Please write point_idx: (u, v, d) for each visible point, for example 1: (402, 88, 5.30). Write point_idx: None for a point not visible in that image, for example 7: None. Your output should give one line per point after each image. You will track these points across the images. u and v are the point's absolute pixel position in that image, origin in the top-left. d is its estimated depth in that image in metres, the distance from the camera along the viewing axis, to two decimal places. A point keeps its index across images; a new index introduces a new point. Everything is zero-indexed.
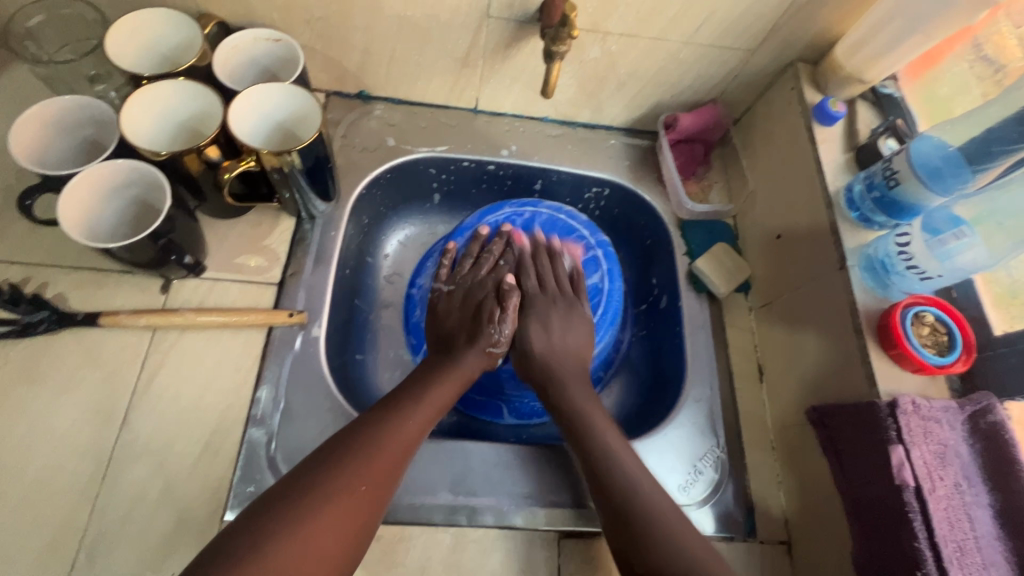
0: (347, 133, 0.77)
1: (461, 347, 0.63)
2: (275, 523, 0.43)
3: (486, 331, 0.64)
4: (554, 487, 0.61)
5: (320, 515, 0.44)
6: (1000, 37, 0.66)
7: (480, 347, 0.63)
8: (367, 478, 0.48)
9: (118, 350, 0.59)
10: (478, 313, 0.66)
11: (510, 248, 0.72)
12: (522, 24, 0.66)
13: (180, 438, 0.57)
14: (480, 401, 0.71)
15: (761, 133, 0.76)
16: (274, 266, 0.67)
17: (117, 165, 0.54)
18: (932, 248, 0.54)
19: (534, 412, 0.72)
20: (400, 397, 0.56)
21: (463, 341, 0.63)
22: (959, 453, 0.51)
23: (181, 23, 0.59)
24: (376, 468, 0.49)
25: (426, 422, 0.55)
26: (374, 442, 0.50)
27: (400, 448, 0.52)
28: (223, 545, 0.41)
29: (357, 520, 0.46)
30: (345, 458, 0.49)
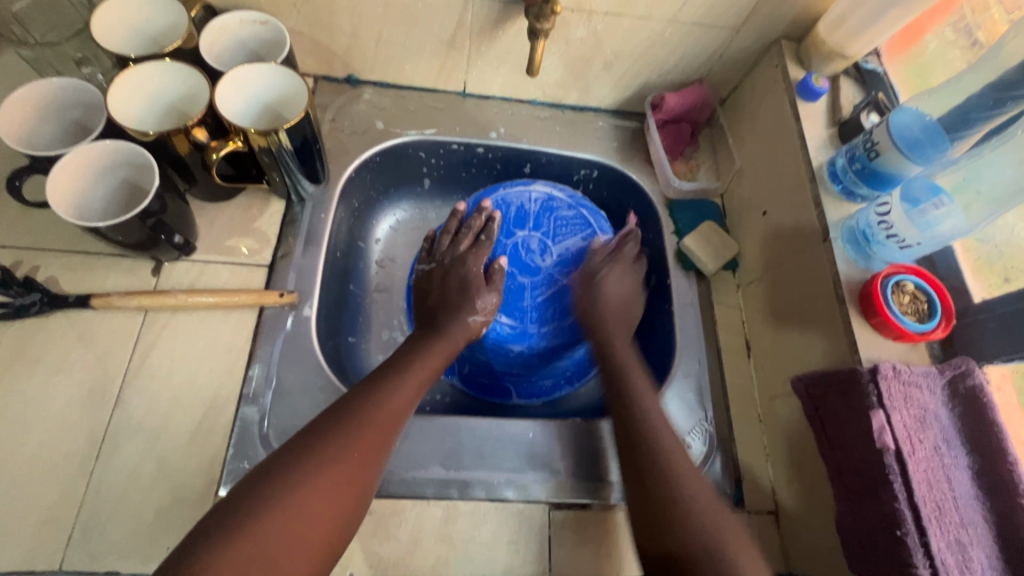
0: (336, 117, 0.77)
1: (444, 322, 0.63)
2: (276, 485, 0.44)
3: (469, 300, 0.65)
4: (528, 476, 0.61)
5: (319, 478, 0.46)
6: (991, 22, 0.67)
7: (463, 318, 0.64)
8: (362, 444, 0.49)
9: (111, 331, 0.60)
10: (461, 285, 0.66)
11: (490, 222, 0.71)
12: (506, 4, 0.66)
13: (173, 418, 0.57)
14: (487, 383, 0.72)
15: (747, 111, 0.77)
16: (264, 248, 0.67)
17: (104, 146, 0.55)
18: (913, 218, 0.55)
19: (542, 392, 0.73)
20: (389, 368, 0.57)
21: (447, 313, 0.64)
22: (938, 417, 0.52)
23: (166, 6, 0.60)
24: (372, 433, 0.50)
25: (415, 391, 0.56)
26: (366, 409, 0.52)
27: (394, 418, 0.53)
28: (223, 514, 0.42)
29: (358, 481, 0.48)
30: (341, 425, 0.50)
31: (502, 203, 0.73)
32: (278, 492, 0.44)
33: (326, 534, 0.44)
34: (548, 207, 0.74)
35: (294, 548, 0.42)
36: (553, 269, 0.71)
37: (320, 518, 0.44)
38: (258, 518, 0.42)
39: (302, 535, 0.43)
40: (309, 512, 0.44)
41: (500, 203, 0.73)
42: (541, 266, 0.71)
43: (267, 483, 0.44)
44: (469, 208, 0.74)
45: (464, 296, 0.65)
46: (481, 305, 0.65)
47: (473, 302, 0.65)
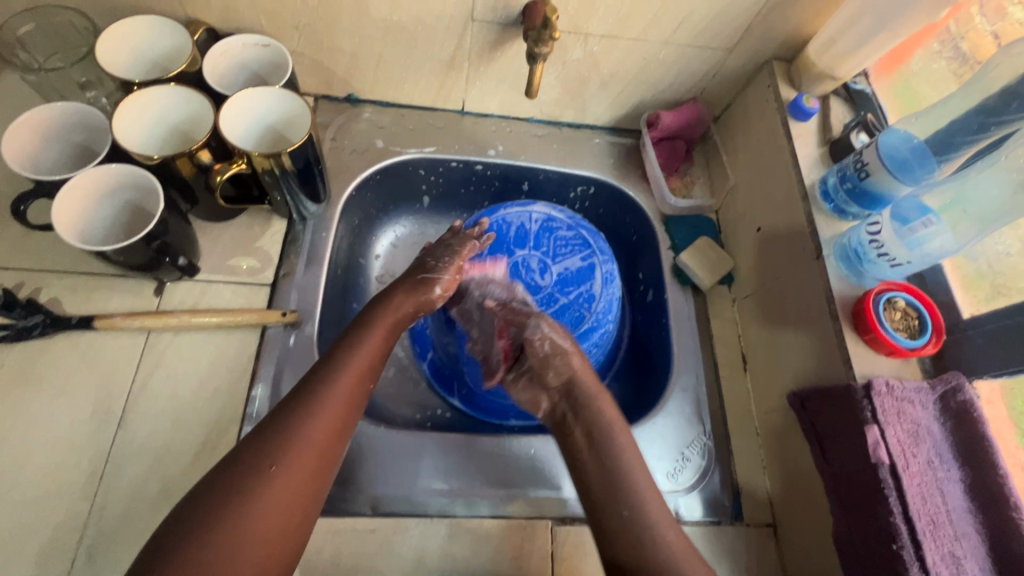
0: (336, 136, 0.78)
1: (396, 291, 0.63)
2: (220, 498, 0.44)
3: (422, 263, 0.66)
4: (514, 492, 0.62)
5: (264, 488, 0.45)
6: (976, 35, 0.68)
7: (414, 279, 0.64)
8: (309, 443, 0.49)
9: (114, 352, 0.60)
10: (421, 258, 0.67)
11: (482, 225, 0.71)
12: (505, 26, 0.67)
13: (176, 439, 0.57)
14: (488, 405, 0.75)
15: (741, 128, 0.79)
16: (266, 267, 0.68)
17: (109, 169, 0.55)
18: (902, 236, 0.56)
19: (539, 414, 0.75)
20: (340, 344, 0.57)
21: (404, 282, 0.65)
22: (931, 432, 0.53)
23: (172, 31, 0.62)
24: (325, 415, 0.51)
25: (359, 377, 0.54)
26: (320, 391, 0.52)
27: (340, 409, 0.52)
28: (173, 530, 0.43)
29: (306, 479, 0.48)
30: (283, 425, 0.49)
31: (502, 223, 0.74)
32: (238, 488, 0.45)
33: (276, 537, 0.45)
34: (548, 227, 0.75)
35: (246, 552, 0.43)
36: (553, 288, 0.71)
37: (267, 519, 0.45)
38: (216, 524, 0.43)
39: (246, 547, 0.43)
40: (264, 510, 0.45)
41: (500, 223, 0.74)
42: (541, 285, 0.71)
43: (228, 476, 0.46)
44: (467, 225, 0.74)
45: (421, 261, 0.66)
46: (445, 268, 0.65)
47: (431, 268, 0.65)
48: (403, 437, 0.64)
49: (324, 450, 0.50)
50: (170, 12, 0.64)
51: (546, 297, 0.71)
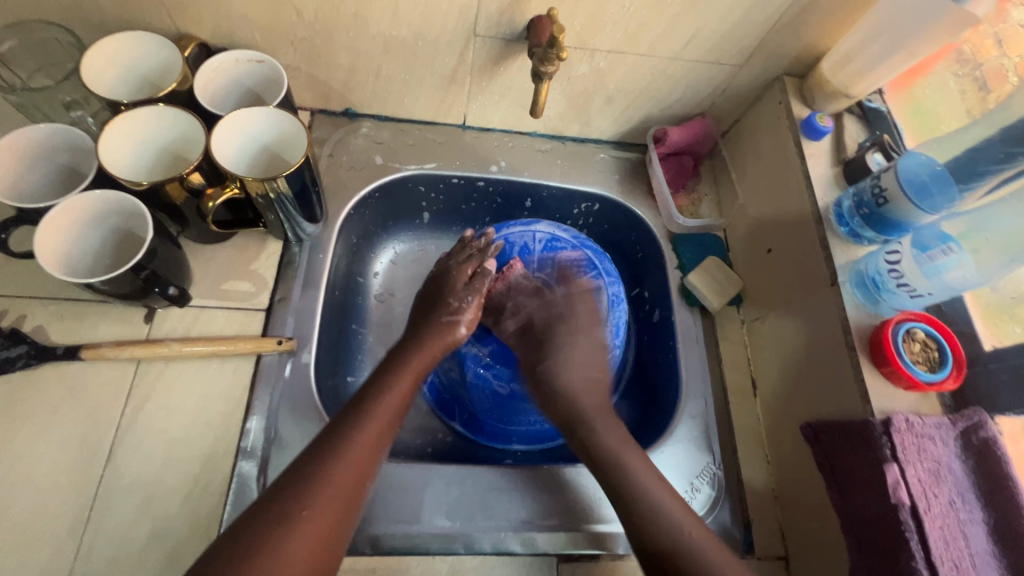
0: (333, 152, 0.76)
1: (424, 334, 0.63)
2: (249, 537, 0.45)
3: (445, 301, 0.66)
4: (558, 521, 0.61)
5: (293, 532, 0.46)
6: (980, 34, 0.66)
7: (439, 321, 0.64)
8: (338, 489, 0.50)
9: (102, 384, 0.57)
10: (441, 290, 0.67)
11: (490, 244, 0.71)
12: (508, 41, 0.65)
13: (167, 476, 0.55)
14: (492, 429, 0.72)
15: (751, 144, 0.76)
16: (261, 292, 0.65)
17: (94, 196, 0.53)
18: (921, 265, 0.54)
19: (542, 437, 0.73)
20: (366, 391, 0.57)
21: (426, 323, 0.65)
22: (952, 470, 0.51)
23: (160, 47, 0.59)
24: (353, 461, 0.51)
25: (388, 421, 0.56)
26: (344, 439, 0.52)
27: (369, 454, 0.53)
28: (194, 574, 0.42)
29: (329, 525, 0.48)
30: (311, 472, 0.49)
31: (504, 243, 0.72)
32: (267, 531, 0.45)
33: None
34: (552, 248, 0.72)
35: None
36: None
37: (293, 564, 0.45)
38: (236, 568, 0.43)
39: None
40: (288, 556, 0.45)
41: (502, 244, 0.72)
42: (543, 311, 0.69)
43: (255, 526, 0.46)
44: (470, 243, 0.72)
45: (444, 296, 0.66)
46: (467, 306, 0.65)
47: (455, 310, 0.65)
48: (403, 470, 0.61)
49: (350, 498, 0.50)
50: (159, 26, 0.61)
51: None
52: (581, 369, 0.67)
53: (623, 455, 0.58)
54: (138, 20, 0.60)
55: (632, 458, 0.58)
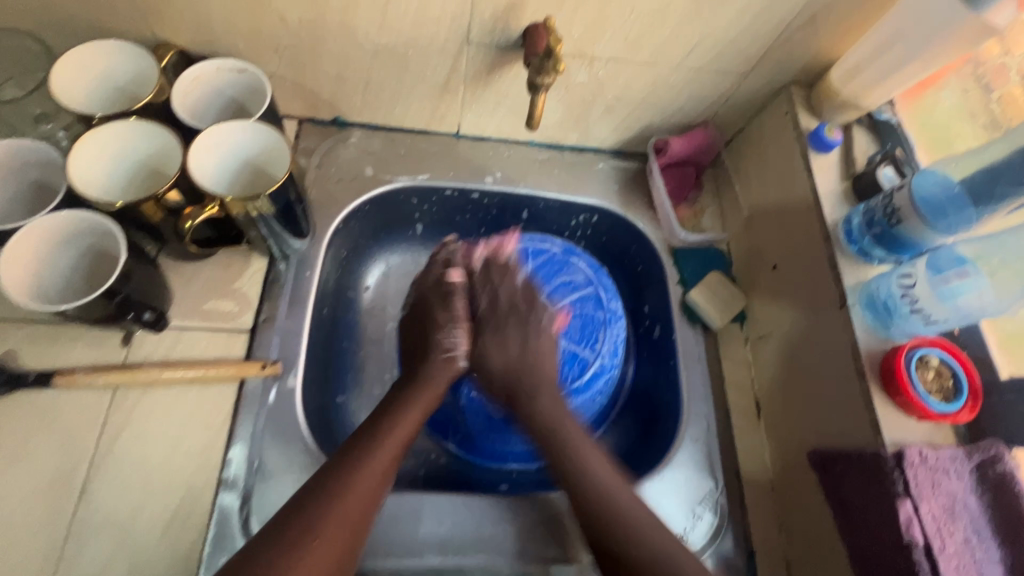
0: (322, 163, 0.73)
1: (423, 373, 0.61)
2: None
3: (435, 340, 0.63)
4: (553, 547, 0.59)
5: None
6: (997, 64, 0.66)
7: (437, 359, 0.62)
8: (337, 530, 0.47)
9: (76, 412, 0.55)
10: (429, 324, 0.64)
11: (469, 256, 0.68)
12: (503, 49, 0.62)
13: (145, 509, 0.52)
14: (486, 448, 0.68)
15: (755, 156, 0.74)
16: (245, 311, 0.62)
17: (61, 217, 0.50)
18: (937, 290, 0.52)
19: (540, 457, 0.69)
20: (372, 423, 0.56)
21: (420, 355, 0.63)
22: (968, 506, 0.49)
23: (135, 56, 0.56)
24: (358, 498, 0.49)
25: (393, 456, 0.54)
26: (358, 461, 0.51)
27: (372, 493, 0.51)
28: None
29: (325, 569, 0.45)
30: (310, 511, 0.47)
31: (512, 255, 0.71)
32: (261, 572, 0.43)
33: None
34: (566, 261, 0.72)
35: None
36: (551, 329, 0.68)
37: None
38: None
39: None
40: None
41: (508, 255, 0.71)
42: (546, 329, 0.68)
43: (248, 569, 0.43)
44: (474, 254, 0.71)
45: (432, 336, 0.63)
46: (456, 339, 0.63)
47: (446, 340, 0.63)
48: (394, 499, 0.59)
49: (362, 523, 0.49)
50: (135, 35, 0.58)
51: None
52: (539, 362, 0.63)
53: (591, 470, 0.56)
54: (113, 28, 0.57)
55: (603, 473, 0.56)
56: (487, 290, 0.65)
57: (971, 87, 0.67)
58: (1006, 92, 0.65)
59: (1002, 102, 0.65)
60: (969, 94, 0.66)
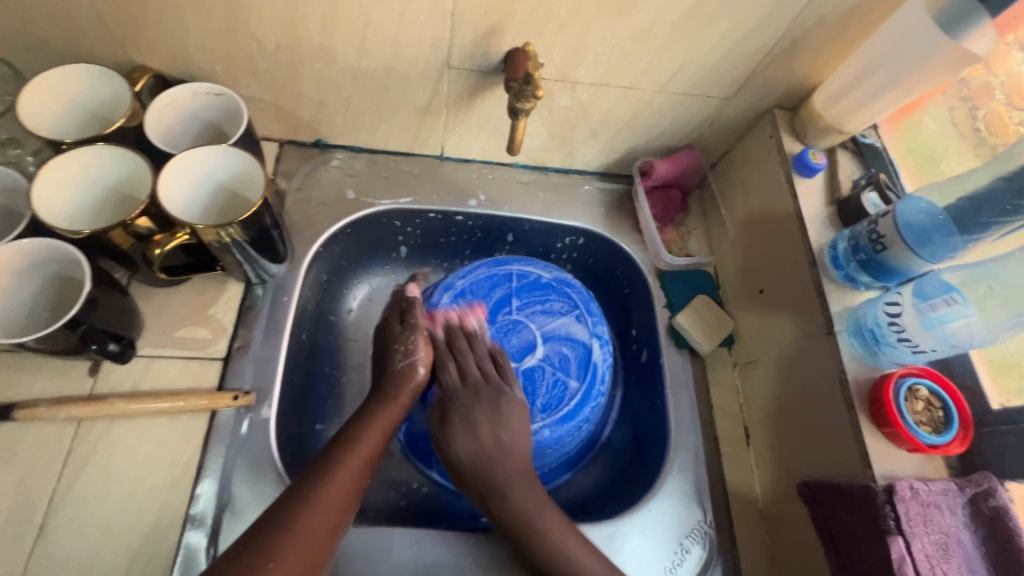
0: (302, 186, 0.72)
1: (388, 386, 0.59)
2: None
3: (393, 350, 0.62)
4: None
5: None
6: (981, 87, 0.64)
7: (394, 370, 0.61)
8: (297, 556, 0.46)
9: (37, 446, 0.52)
10: (386, 342, 0.63)
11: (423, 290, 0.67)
12: (485, 73, 0.62)
13: (106, 549, 0.50)
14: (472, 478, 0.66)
15: (741, 179, 0.73)
16: (219, 339, 0.61)
17: (22, 245, 0.48)
18: (924, 320, 0.50)
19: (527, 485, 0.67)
20: (334, 443, 0.54)
21: (387, 370, 0.61)
22: (961, 542, 0.47)
23: (106, 78, 0.55)
24: (315, 521, 0.47)
25: (354, 479, 0.52)
26: (315, 487, 0.49)
27: (332, 520, 0.49)
28: None
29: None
30: (267, 539, 0.45)
31: (503, 276, 0.70)
32: None
33: None
34: (556, 284, 0.70)
35: None
36: (538, 355, 0.66)
37: None
38: None
39: None
40: None
41: (502, 276, 0.70)
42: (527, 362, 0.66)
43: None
44: (462, 276, 0.70)
45: (389, 348, 0.62)
46: (416, 348, 0.62)
47: (405, 355, 0.62)
48: (370, 535, 0.57)
49: (320, 555, 0.47)
50: (111, 58, 0.57)
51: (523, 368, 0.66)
52: (512, 447, 0.59)
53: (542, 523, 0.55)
54: (88, 52, 0.56)
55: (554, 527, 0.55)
56: (462, 360, 0.63)
57: (956, 106, 0.65)
58: (991, 111, 0.63)
59: (988, 120, 0.63)
60: (955, 113, 0.65)
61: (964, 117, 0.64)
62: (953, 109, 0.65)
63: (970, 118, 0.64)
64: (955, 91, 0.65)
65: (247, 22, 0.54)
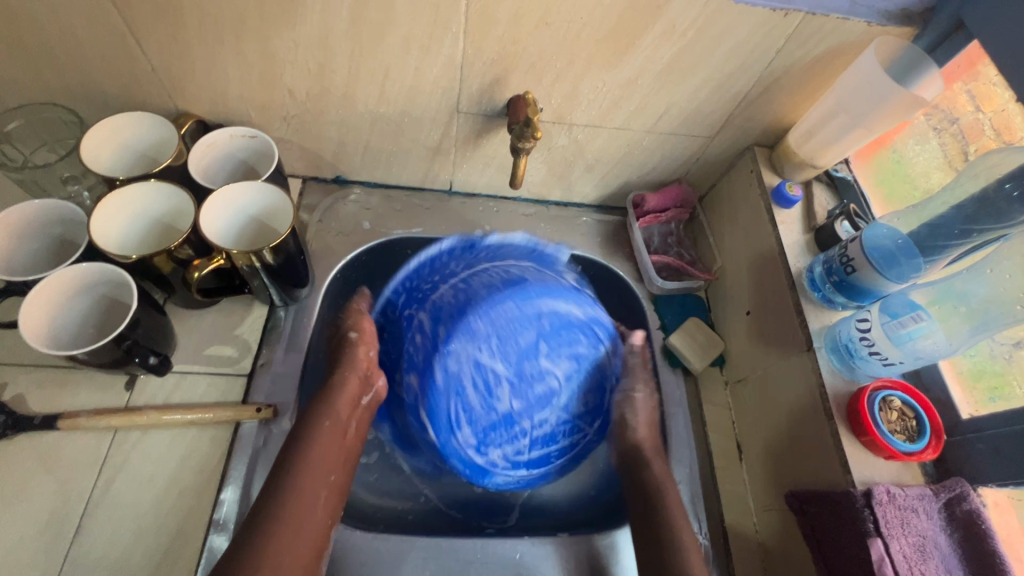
0: (323, 219, 0.78)
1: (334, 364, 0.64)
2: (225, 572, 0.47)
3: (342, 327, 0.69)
4: None
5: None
6: (972, 125, 0.65)
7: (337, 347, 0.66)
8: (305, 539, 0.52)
9: (76, 454, 0.57)
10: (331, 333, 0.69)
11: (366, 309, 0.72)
12: (489, 117, 0.69)
13: (135, 550, 0.54)
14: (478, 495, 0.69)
15: (726, 211, 0.79)
16: (244, 356, 0.66)
17: (81, 268, 0.54)
18: (892, 335, 0.55)
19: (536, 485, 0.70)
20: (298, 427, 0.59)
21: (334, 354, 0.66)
22: (937, 544, 0.50)
23: (156, 124, 0.62)
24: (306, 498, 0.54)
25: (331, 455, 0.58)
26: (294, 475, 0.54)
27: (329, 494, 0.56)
28: None
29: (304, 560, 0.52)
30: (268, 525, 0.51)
31: (535, 313, 0.67)
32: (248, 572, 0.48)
33: None
34: (592, 321, 0.70)
35: None
36: (559, 404, 0.66)
37: None
38: None
39: None
40: None
41: (532, 315, 0.67)
42: (546, 414, 0.66)
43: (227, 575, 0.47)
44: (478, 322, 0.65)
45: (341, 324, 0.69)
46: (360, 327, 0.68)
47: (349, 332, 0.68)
48: (380, 541, 0.61)
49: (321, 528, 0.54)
50: (160, 107, 0.65)
51: (542, 419, 0.65)
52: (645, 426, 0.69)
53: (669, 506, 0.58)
54: (141, 102, 0.64)
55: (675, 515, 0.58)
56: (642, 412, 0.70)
57: (949, 140, 0.68)
58: (980, 148, 0.64)
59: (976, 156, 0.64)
60: (945, 146, 0.68)
61: (955, 145, 0.67)
62: (941, 136, 0.69)
63: (961, 147, 0.66)
64: (947, 120, 0.68)
65: (281, 75, 0.62)
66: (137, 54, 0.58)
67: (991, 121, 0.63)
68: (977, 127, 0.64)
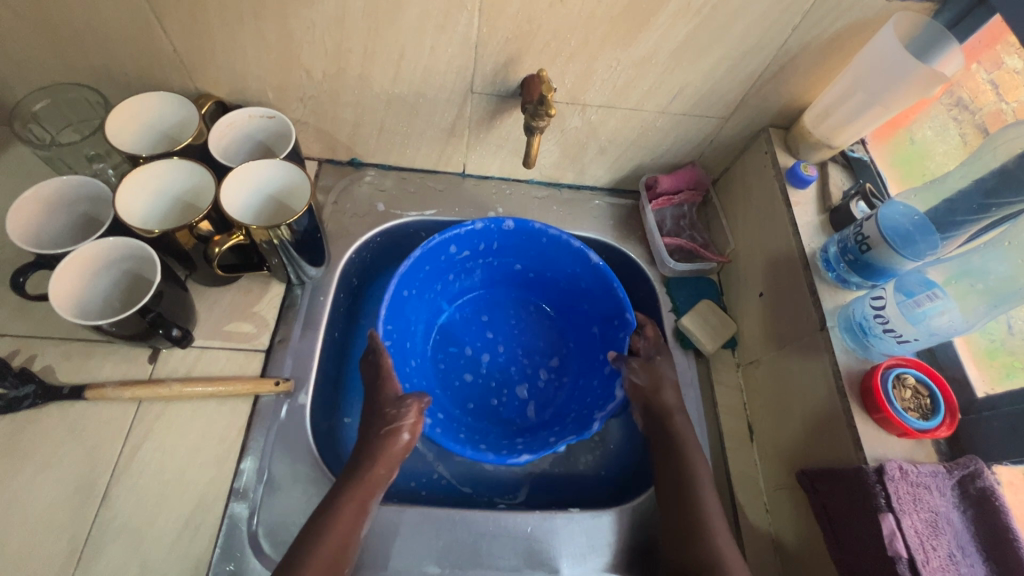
0: (338, 200, 0.79)
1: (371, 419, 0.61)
2: None
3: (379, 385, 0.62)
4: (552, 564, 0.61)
5: None
6: (993, 113, 0.64)
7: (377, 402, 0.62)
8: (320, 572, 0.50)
9: (102, 423, 0.59)
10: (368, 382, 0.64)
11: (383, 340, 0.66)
12: (503, 97, 0.69)
13: (158, 517, 0.56)
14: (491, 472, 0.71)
15: (740, 192, 0.79)
16: (262, 332, 0.67)
17: (107, 243, 0.56)
18: (907, 312, 0.54)
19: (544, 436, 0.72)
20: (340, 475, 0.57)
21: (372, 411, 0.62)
22: (950, 520, 0.50)
23: (177, 103, 0.64)
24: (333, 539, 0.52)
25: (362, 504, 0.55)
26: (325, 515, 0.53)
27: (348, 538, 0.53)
28: None
29: None
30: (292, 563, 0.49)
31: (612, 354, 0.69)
32: None
33: None
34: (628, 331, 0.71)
35: None
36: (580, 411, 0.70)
37: None
38: None
39: None
40: None
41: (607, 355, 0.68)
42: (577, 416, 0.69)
43: None
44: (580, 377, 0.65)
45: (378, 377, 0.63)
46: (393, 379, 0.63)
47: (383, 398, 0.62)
48: (392, 514, 0.62)
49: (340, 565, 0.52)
50: (181, 87, 0.66)
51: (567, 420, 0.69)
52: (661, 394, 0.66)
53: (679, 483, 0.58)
54: (163, 83, 0.65)
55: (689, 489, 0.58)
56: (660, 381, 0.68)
57: (967, 127, 0.67)
58: None
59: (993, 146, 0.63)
60: (964, 134, 0.67)
61: (973, 133, 0.66)
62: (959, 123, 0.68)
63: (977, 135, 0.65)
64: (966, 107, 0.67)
65: (299, 56, 0.63)
66: (159, 34, 0.59)
67: (1012, 109, 0.62)
68: (997, 115, 0.63)
